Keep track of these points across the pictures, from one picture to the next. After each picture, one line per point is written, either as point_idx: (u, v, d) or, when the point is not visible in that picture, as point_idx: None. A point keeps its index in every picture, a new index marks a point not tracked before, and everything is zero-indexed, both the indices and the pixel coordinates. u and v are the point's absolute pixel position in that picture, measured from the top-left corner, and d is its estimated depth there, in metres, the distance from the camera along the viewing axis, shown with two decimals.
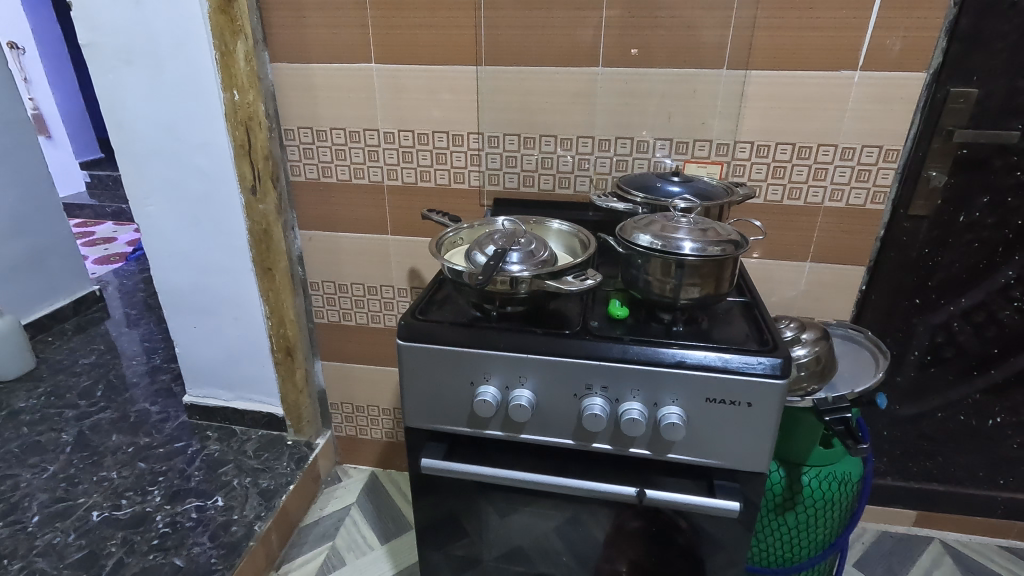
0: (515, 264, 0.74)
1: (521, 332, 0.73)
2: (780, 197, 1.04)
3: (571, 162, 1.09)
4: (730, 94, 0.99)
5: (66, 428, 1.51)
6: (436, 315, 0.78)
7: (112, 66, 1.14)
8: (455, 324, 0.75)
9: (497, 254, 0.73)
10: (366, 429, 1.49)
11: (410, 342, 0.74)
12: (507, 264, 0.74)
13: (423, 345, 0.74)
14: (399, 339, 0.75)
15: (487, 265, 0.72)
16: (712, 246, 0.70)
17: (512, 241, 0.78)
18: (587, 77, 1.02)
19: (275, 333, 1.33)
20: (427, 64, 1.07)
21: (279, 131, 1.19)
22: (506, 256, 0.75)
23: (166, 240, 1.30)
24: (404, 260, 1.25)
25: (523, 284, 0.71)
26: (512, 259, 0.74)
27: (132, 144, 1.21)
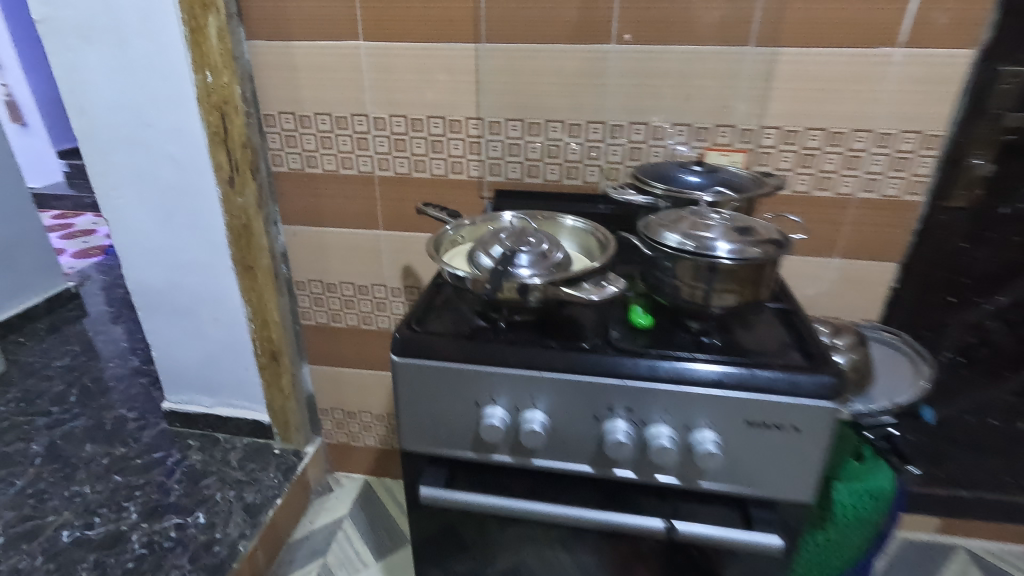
0: (525, 268, 0.65)
1: (533, 346, 0.64)
2: (808, 187, 0.96)
3: (579, 150, 1.00)
4: (756, 73, 0.90)
5: (35, 438, 1.41)
6: (433, 325, 0.68)
7: (71, 43, 1.02)
8: (455, 336, 0.66)
9: (507, 258, 0.65)
10: (358, 436, 1.40)
11: (405, 358, 0.65)
12: (516, 268, 0.65)
13: (421, 361, 0.65)
14: (392, 355, 0.66)
15: (494, 270, 0.63)
16: (751, 247, 0.61)
17: (521, 240, 0.69)
18: (599, 55, 0.92)
19: (258, 336, 1.24)
20: (420, 41, 0.97)
21: (259, 116, 1.07)
22: (516, 257, 0.66)
23: (137, 236, 1.19)
24: (397, 257, 1.16)
25: (535, 291, 0.62)
26: (521, 262, 0.65)
27: (97, 132, 1.10)
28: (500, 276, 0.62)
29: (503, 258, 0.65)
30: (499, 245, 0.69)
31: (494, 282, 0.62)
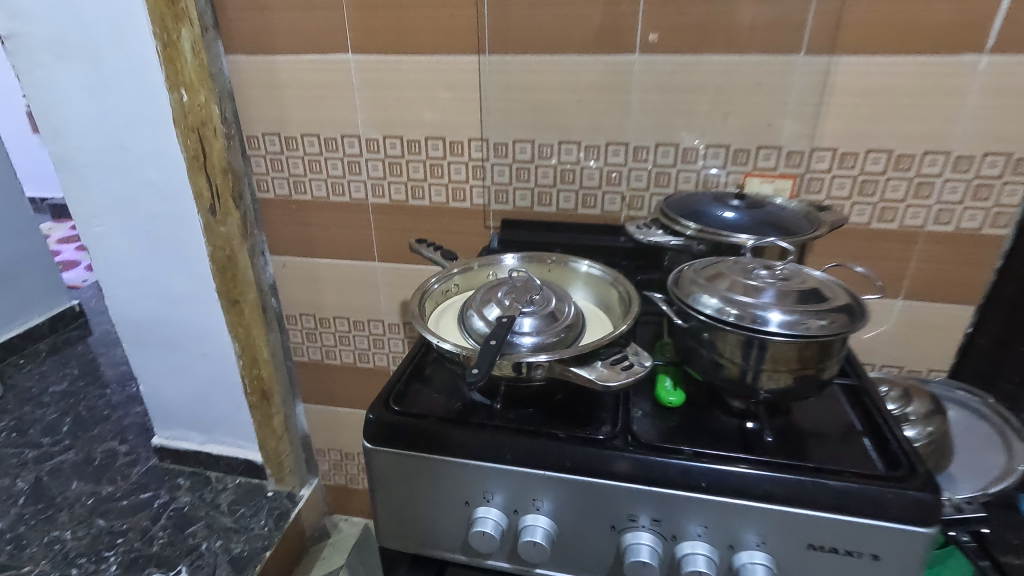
0: (527, 335, 0.54)
1: (536, 435, 0.52)
2: (867, 219, 0.82)
3: (597, 175, 0.87)
4: (807, 87, 0.76)
5: (22, 474, 1.34)
6: (417, 403, 0.57)
7: (38, 58, 0.90)
8: (440, 418, 0.54)
9: (500, 328, 0.52)
10: (356, 478, 1.30)
11: (381, 446, 0.54)
12: (517, 336, 0.53)
13: (401, 449, 0.54)
14: (365, 441, 0.55)
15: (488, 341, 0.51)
16: (813, 317, 0.48)
17: (523, 298, 0.57)
18: (620, 68, 0.80)
19: (247, 375, 1.13)
20: (416, 53, 0.85)
21: (242, 138, 0.98)
22: (513, 329, 0.54)
23: (118, 266, 1.08)
24: (394, 291, 1.05)
25: (539, 368, 0.50)
26: (522, 327, 0.54)
27: (73, 155, 0.98)
28: (489, 354, 0.49)
29: (495, 328, 0.52)
30: (493, 311, 0.57)
31: (481, 361, 0.49)
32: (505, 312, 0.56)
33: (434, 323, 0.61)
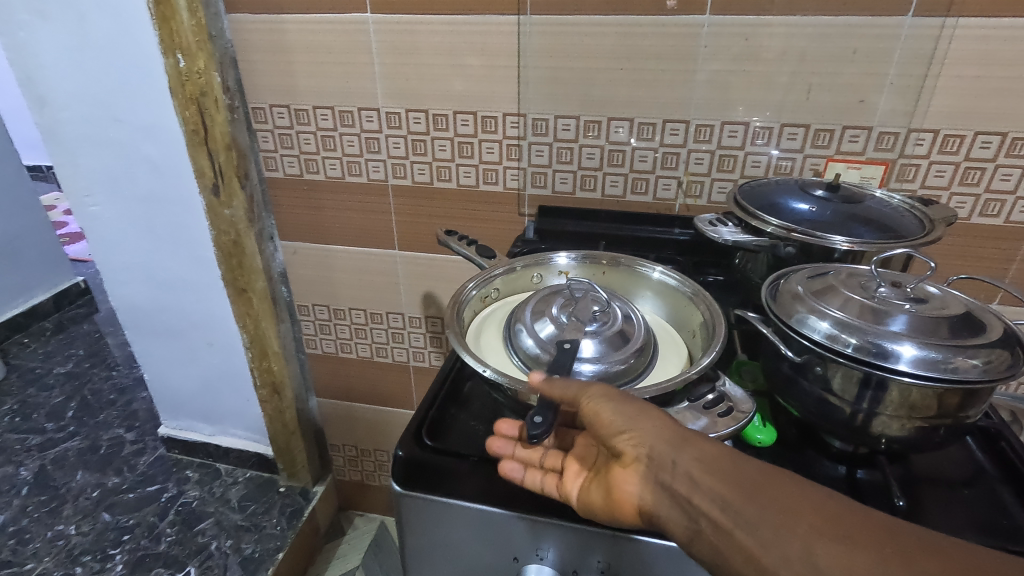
0: (587, 364, 0.45)
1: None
2: (967, 212, 0.71)
3: (651, 158, 0.76)
4: (909, 57, 0.64)
5: (25, 461, 1.25)
6: (454, 436, 0.49)
7: (21, 18, 0.80)
8: (483, 458, 0.47)
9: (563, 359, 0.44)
10: (373, 474, 1.26)
11: (413, 490, 0.47)
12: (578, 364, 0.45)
13: (439, 498, 0.46)
14: (395, 484, 0.47)
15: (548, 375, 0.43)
16: (962, 356, 0.38)
17: (584, 315, 0.49)
18: (686, 32, 0.68)
19: (256, 367, 1.04)
20: (446, 12, 0.73)
21: (245, 112, 0.88)
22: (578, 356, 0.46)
23: (114, 250, 0.98)
24: (415, 282, 0.97)
25: None
26: (583, 353, 0.46)
27: (61, 127, 0.87)
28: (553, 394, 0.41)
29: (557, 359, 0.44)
30: (549, 330, 0.49)
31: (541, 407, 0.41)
32: (565, 335, 0.48)
33: (476, 336, 0.54)
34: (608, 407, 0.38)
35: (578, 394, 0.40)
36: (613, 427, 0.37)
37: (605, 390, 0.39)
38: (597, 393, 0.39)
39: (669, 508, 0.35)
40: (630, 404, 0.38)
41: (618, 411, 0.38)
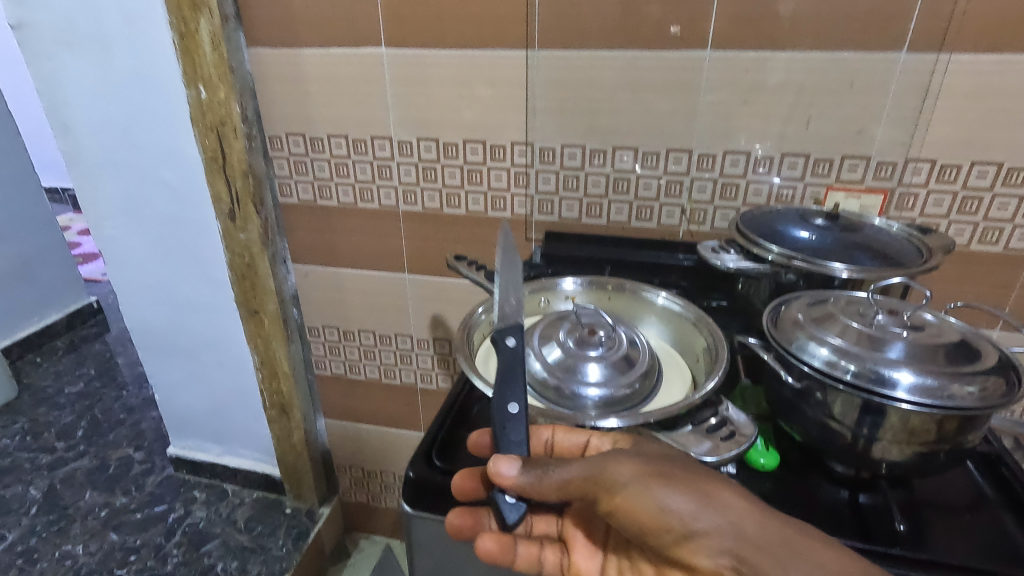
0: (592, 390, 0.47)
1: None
2: (967, 239, 0.72)
3: (655, 186, 0.78)
4: (904, 89, 0.67)
5: (35, 480, 1.26)
6: (463, 458, 0.51)
7: (49, 51, 0.83)
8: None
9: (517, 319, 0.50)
10: (378, 496, 1.26)
11: (423, 511, 0.48)
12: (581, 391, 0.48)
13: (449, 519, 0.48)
14: (406, 504, 0.48)
15: (512, 363, 0.47)
16: (957, 383, 0.39)
17: (586, 342, 0.51)
18: (688, 65, 0.71)
19: (266, 389, 1.07)
20: (457, 46, 0.77)
21: (262, 139, 0.90)
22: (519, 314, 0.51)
23: (131, 273, 1.01)
24: (424, 305, 0.98)
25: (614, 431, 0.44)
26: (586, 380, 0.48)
27: (83, 153, 0.90)
28: (517, 366, 0.47)
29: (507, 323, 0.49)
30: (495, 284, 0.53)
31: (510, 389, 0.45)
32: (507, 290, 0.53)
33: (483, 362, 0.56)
34: (666, 498, 0.37)
35: (625, 481, 0.38)
36: (673, 519, 0.37)
37: (652, 472, 0.38)
38: (657, 483, 0.37)
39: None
40: (706, 501, 0.36)
41: (684, 505, 0.36)
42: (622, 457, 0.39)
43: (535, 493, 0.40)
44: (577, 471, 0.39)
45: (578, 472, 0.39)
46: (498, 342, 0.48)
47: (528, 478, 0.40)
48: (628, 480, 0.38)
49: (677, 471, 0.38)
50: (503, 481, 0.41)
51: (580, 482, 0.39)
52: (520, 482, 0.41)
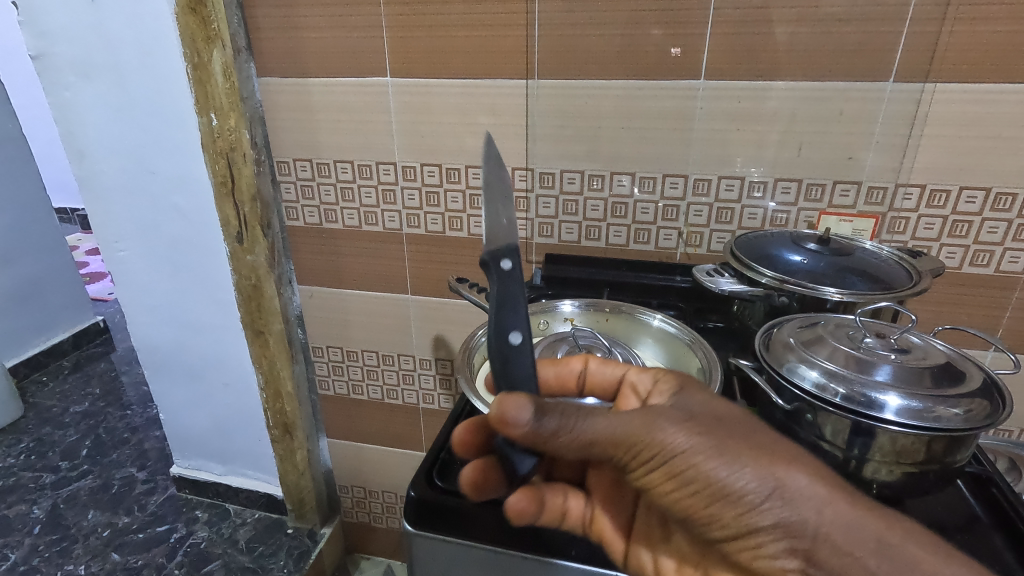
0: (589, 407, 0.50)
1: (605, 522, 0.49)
2: (958, 262, 0.74)
3: (652, 210, 0.80)
4: (893, 117, 0.69)
5: (39, 500, 1.26)
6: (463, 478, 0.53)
7: (66, 81, 0.85)
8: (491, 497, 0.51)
9: (509, 238, 0.44)
10: (380, 516, 1.26)
11: (424, 529, 0.51)
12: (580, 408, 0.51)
13: (446, 536, 0.50)
14: (407, 523, 0.51)
15: (511, 299, 0.44)
16: (943, 405, 0.41)
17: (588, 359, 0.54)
18: (683, 94, 0.73)
19: (270, 409, 1.08)
20: (460, 76, 0.80)
21: (271, 165, 0.93)
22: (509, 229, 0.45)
23: (140, 294, 1.02)
24: (427, 326, 1.00)
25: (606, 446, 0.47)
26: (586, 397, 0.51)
27: (97, 178, 0.92)
28: (518, 288, 0.44)
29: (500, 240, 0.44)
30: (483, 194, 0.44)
31: (511, 316, 0.44)
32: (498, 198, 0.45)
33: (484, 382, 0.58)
34: (724, 471, 0.37)
35: (683, 452, 0.38)
36: (728, 495, 0.37)
37: (711, 446, 0.38)
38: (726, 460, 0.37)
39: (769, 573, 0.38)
40: (777, 483, 0.37)
41: (746, 482, 0.37)
42: (672, 424, 0.38)
43: (550, 447, 0.37)
44: (612, 428, 0.38)
45: (614, 428, 0.38)
46: (491, 264, 0.44)
47: (544, 425, 0.37)
48: (685, 451, 0.38)
49: (739, 443, 0.38)
50: (512, 425, 0.37)
51: (623, 446, 0.38)
52: (526, 427, 0.37)
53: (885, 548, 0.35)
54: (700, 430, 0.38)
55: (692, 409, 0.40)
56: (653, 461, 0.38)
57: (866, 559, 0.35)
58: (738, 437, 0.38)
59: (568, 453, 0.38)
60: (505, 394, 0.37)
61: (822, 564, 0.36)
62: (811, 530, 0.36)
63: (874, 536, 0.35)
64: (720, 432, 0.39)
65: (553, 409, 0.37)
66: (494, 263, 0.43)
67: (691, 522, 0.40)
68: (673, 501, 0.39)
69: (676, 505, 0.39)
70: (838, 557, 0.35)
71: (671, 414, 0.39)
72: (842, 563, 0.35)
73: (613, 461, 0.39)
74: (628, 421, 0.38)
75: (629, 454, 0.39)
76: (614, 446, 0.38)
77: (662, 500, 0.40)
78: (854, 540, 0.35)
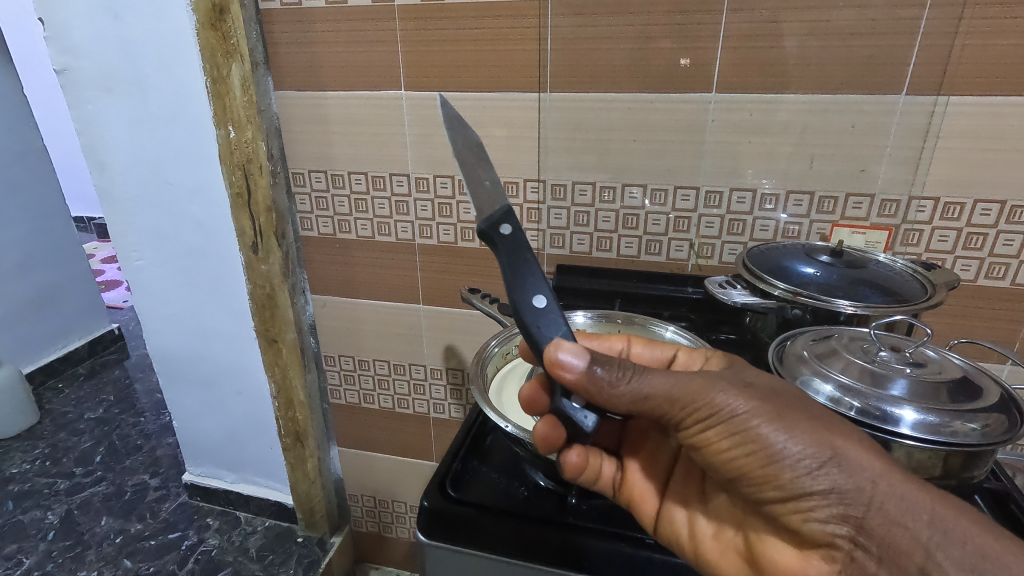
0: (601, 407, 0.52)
1: (617, 538, 0.51)
2: (973, 275, 0.73)
3: (663, 221, 0.81)
4: (905, 130, 0.69)
5: (53, 506, 1.27)
6: (474, 489, 0.55)
7: (89, 95, 0.87)
8: (503, 511, 0.53)
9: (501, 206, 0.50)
10: (389, 526, 1.26)
11: (436, 539, 0.53)
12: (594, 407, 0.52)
13: (455, 544, 0.52)
14: (420, 532, 0.53)
15: (519, 258, 0.49)
16: (960, 420, 0.41)
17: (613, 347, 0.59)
18: (694, 107, 0.74)
19: (282, 417, 1.08)
20: (473, 89, 0.81)
21: (286, 176, 0.95)
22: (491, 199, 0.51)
23: (156, 302, 1.04)
24: (438, 336, 1.01)
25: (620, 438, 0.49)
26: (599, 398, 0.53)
27: (116, 190, 0.94)
28: (521, 246, 0.49)
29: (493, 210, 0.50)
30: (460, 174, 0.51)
31: (522, 271, 0.49)
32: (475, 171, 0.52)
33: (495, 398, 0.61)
34: (779, 436, 0.39)
35: (741, 413, 0.40)
36: (781, 458, 0.39)
37: (766, 412, 0.40)
38: (784, 421, 0.40)
39: (818, 537, 0.39)
40: (833, 451, 0.38)
41: (801, 447, 0.39)
42: (728, 390, 0.42)
43: (604, 396, 0.43)
44: (666, 385, 0.42)
45: (669, 385, 0.42)
46: (492, 232, 0.49)
47: (601, 375, 0.42)
48: (741, 412, 0.40)
49: (793, 415, 0.40)
50: (566, 369, 0.43)
51: (680, 402, 0.42)
52: (581, 374, 0.43)
53: (938, 521, 0.35)
54: (756, 399, 0.41)
55: (750, 381, 0.43)
56: (708, 418, 0.41)
57: (918, 529, 0.35)
58: (794, 408, 0.41)
59: (621, 405, 0.43)
60: (560, 342, 0.44)
61: (870, 534, 0.37)
62: (864, 499, 0.37)
63: (927, 509, 0.36)
64: (775, 403, 0.41)
65: (605, 361, 0.43)
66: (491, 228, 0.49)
67: (743, 484, 0.42)
68: (726, 461, 0.41)
69: (730, 464, 0.41)
70: (888, 527, 0.36)
71: (728, 381, 0.43)
72: (891, 534, 0.36)
73: (667, 418, 0.43)
74: (687, 382, 0.42)
75: (685, 411, 0.42)
76: (670, 403, 0.42)
77: (716, 459, 0.42)
78: (907, 511, 0.36)
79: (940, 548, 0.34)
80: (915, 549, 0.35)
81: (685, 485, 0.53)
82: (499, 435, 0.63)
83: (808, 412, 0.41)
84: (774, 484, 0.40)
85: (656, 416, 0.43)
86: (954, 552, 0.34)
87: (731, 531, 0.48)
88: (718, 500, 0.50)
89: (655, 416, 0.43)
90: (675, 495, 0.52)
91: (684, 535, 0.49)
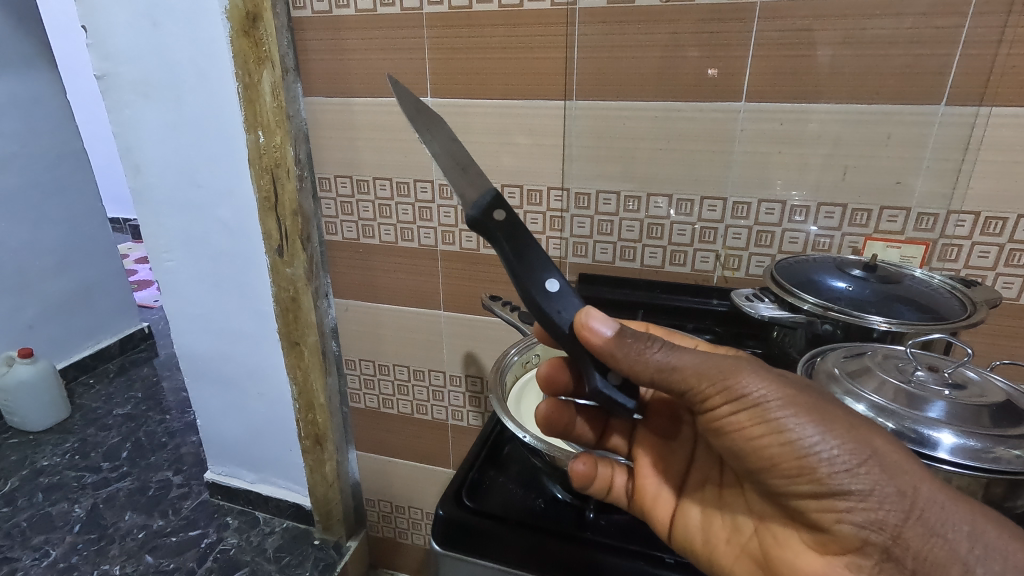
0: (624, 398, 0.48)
1: (637, 555, 0.49)
2: (1015, 293, 0.71)
3: (689, 231, 0.79)
4: (945, 141, 0.67)
5: (80, 499, 1.30)
6: (490, 498, 0.55)
7: (128, 100, 0.90)
8: (518, 522, 0.52)
9: (489, 194, 0.50)
10: (406, 532, 1.26)
11: (453, 549, 0.53)
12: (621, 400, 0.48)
13: (468, 555, 0.52)
14: (435, 543, 0.53)
15: (520, 241, 0.49)
16: (1002, 446, 0.39)
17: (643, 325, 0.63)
18: (722, 116, 0.72)
19: (302, 419, 1.09)
20: (499, 96, 0.81)
21: (312, 180, 0.96)
22: (476, 192, 0.51)
23: (185, 301, 1.06)
24: (459, 342, 1.01)
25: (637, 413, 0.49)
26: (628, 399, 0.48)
27: (150, 191, 0.96)
28: (519, 230, 0.49)
29: (481, 198, 0.50)
30: (438, 167, 0.51)
31: (525, 257, 0.49)
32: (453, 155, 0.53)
33: (513, 406, 0.61)
34: (814, 430, 0.39)
35: (773, 400, 0.40)
36: (815, 452, 0.38)
37: (798, 404, 0.40)
38: (817, 414, 0.39)
39: (847, 540, 0.38)
40: (871, 450, 0.38)
41: (837, 442, 0.38)
42: (757, 375, 0.41)
43: (630, 363, 0.42)
44: (694, 360, 0.42)
45: (699, 362, 0.42)
46: (485, 217, 0.49)
47: (623, 343, 0.43)
48: (773, 400, 0.40)
49: (828, 410, 0.40)
50: (592, 333, 0.44)
51: (708, 379, 0.41)
52: (604, 339, 0.43)
53: (978, 533, 0.36)
54: (788, 389, 0.41)
55: (782, 371, 0.43)
56: (740, 402, 0.40)
57: (958, 541, 0.36)
58: (830, 405, 0.41)
59: (645, 374, 0.43)
60: (591, 311, 0.45)
61: (907, 546, 0.37)
62: (906, 505, 0.37)
63: (968, 521, 0.36)
64: (808, 396, 0.41)
65: (634, 331, 0.43)
66: (482, 216, 0.49)
67: (774, 476, 0.41)
68: (759, 449, 0.40)
69: (760, 454, 0.40)
70: (926, 537, 0.36)
71: (758, 367, 0.42)
72: (929, 546, 0.36)
73: (692, 395, 0.42)
74: (718, 361, 0.42)
75: (713, 390, 0.41)
76: (697, 377, 0.41)
77: (745, 447, 0.41)
78: (948, 523, 0.36)
79: (980, 562, 0.35)
80: (954, 562, 0.36)
81: (702, 487, 0.52)
82: (514, 443, 0.62)
83: (846, 413, 0.40)
84: (810, 482, 0.39)
85: (681, 393, 0.42)
86: (995, 566, 0.35)
87: (749, 536, 0.47)
88: (733, 503, 0.49)
89: (680, 394, 0.43)
90: (691, 498, 0.52)
91: (700, 541, 0.49)
